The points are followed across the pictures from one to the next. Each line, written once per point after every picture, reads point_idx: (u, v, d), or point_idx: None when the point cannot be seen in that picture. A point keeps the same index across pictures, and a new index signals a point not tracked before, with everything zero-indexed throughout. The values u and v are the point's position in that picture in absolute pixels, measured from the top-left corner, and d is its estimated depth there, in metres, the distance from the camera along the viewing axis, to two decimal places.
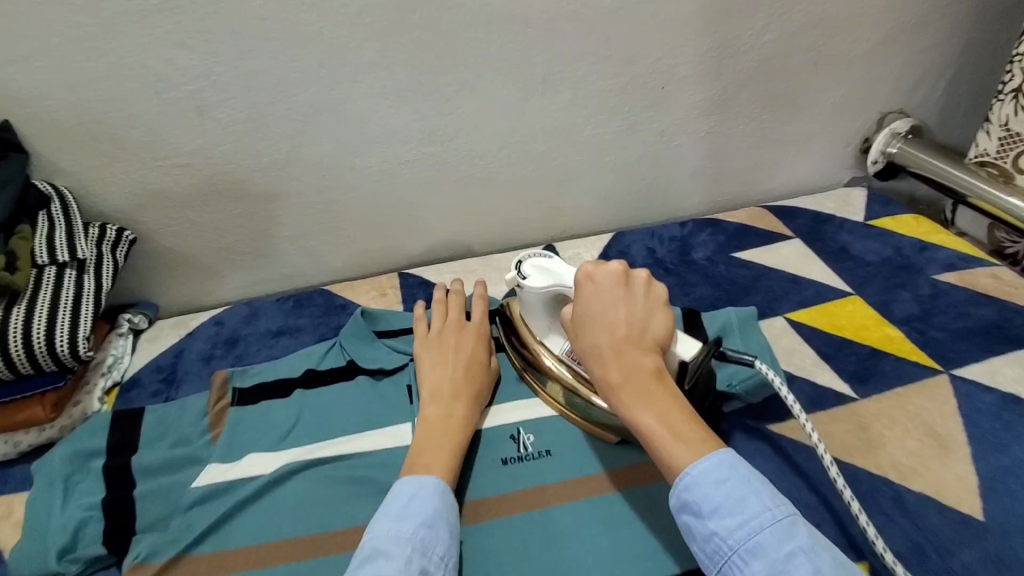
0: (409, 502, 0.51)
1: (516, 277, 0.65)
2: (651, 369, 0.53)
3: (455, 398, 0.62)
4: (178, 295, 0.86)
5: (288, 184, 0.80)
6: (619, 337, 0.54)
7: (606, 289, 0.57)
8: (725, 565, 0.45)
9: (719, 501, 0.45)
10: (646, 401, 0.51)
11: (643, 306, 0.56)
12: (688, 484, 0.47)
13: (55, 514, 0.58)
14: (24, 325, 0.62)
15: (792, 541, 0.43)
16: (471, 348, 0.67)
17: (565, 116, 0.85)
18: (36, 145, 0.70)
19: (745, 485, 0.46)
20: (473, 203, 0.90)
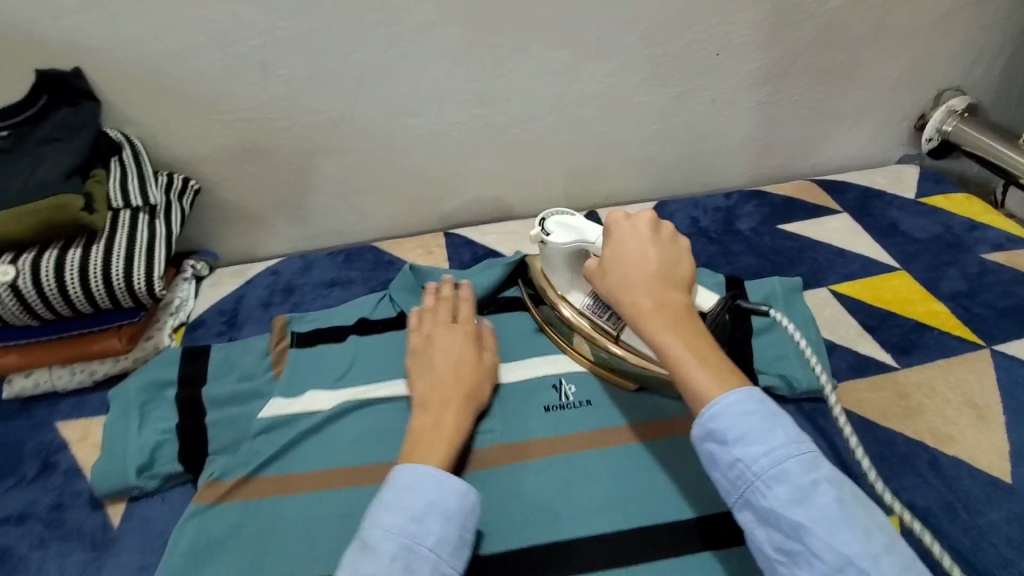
0: (410, 496, 0.48)
1: (539, 234, 0.66)
2: (679, 305, 0.52)
3: (444, 405, 0.58)
4: (236, 246, 0.90)
5: (344, 141, 0.83)
6: (651, 273, 0.53)
7: (635, 230, 0.56)
8: (748, 490, 0.44)
9: (745, 431, 0.44)
10: (677, 331, 0.50)
11: (675, 247, 0.56)
12: (715, 411, 0.45)
13: (133, 436, 0.61)
14: (104, 264, 0.64)
15: (818, 470, 0.43)
16: (461, 348, 0.63)
17: (615, 81, 0.85)
18: (109, 94, 0.73)
19: (771, 418, 0.45)
20: (520, 167, 0.91)
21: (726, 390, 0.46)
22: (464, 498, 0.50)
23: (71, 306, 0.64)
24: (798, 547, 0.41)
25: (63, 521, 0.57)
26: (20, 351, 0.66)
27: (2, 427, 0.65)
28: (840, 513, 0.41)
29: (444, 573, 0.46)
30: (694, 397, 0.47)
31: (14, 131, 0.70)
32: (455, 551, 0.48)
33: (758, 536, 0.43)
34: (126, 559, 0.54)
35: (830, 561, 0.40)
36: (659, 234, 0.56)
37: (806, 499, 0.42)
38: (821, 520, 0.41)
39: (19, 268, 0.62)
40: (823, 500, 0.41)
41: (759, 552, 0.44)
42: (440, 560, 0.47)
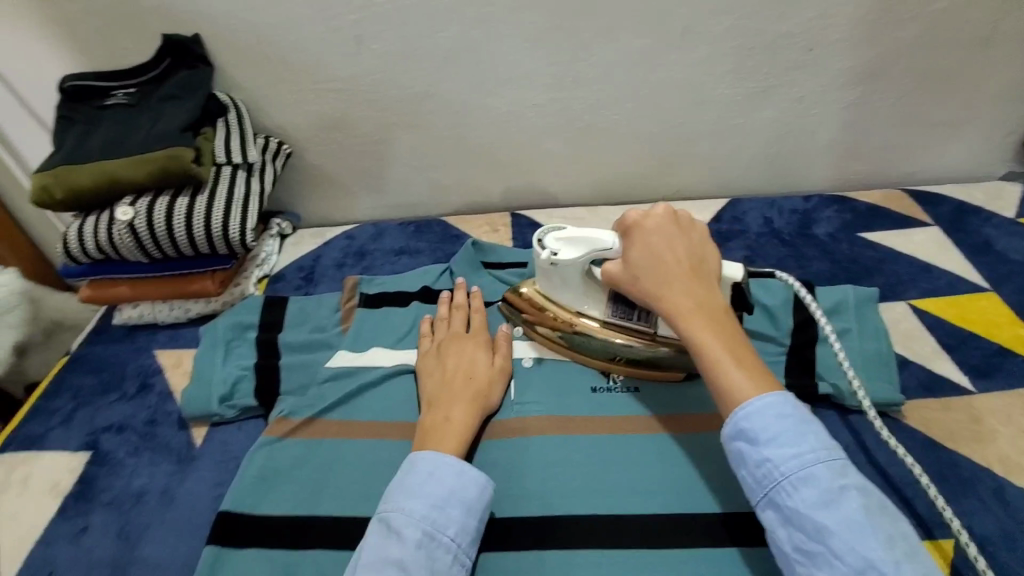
0: (432, 484, 0.50)
1: (547, 256, 0.62)
2: (714, 302, 0.54)
3: (454, 400, 0.58)
4: (317, 208, 0.96)
5: (424, 116, 0.86)
6: (683, 270, 0.55)
7: (662, 228, 0.57)
8: (773, 489, 0.45)
9: (776, 432, 0.45)
10: (714, 329, 0.51)
11: (699, 244, 0.57)
12: (749, 411, 0.47)
13: (218, 368, 0.68)
14: (207, 212, 0.71)
15: (847, 477, 0.43)
16: (475, 352, 0.64)
17: (698, 72, 0.84)
18: (221, 59, 0.79)
19: (804, 423, 0.46)
20: (591, 153, 0.92)
21: (762, 387, 0.48)
22: (484, 491, 0.52)
23: (176, 249, 0.71)
24: (817, 548, 0.42)
25: (156, 435, 0.63)
26: (132, 284, 0.75)
27: (110, 349, 0.73)
28: (865, 520, 0.41)
29: (460, 562, 0.49)
30: (731, 394, 0.48)
31: (139, 89, 0.77)
32: (471, 541, 0.51)
33: (779, 536, 0.44)
34: (203, 476, 0.58)
35: (851, 564, 0.40)
36: (686, 230, 0.58)
37: (833, 504, 0.42)
38: (844, 524, 0.41)
39: (137, 210, 0.70)
40: (849, 505, 0.42)
41: (780, 555, 0.44)
42: (456, 549, 0.49)
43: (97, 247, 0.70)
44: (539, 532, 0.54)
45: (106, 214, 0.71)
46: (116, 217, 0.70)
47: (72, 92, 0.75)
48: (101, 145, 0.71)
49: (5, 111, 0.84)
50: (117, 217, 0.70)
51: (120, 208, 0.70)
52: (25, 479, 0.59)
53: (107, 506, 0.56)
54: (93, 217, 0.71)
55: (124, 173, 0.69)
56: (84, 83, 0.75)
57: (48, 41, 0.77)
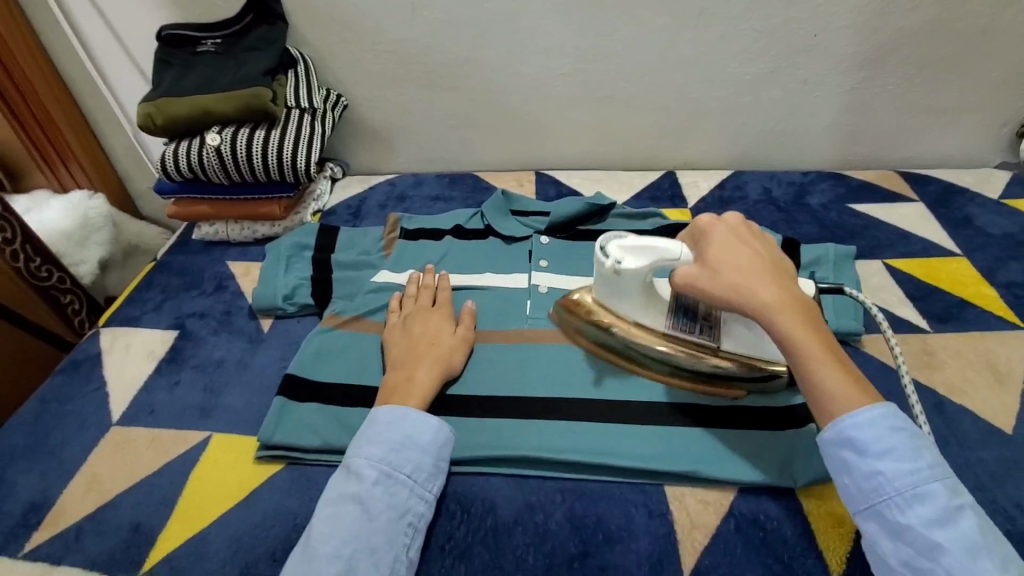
0: (391, 432, 0.56)
1: (613, 262, 0.62)
2: (802, 306, 0.54)
3: (418, 362, 0.64)
4: (365, 159, 1.09)
5: (466, 79, 0.98)
6: (770, 277, 0.55)
7: (740, 231, 0.59)
8: (881, 501, 0.46)
9: (889, 446, 0.47)
10: (811, 333, 0.52)
11: (774, 252, 0.58)
12: (860, 423, 0.48)
13: (281, 276, 0.80)
14: (279, 144, 0.84)
15: (959, 497, 0.45)
16: (439, 324, 0.69)
17: (713, 50, 0.93)
18: (295, 19, 0.91)
19: (915, 440, 0.47)
20: (612, 121, 1.02)
21: (869, 398, 0.49)
22: (439, 434, 0.58)
23: (252, 174, 0.84)
24: (929, 564, 0.43)
25: (232, 321, 0.76)
26: (212, 203, 0.87)
27: (191, 258, 0.87)
28: (980, 540, 0.43)
29: (420, 497, 0.55)
30: (842, 396, 0.49)
31: (225, 40, 0.89)
32: (430, 478, 0.56)
33: (883, 547, 0.46)
34: (271, 353, 0.71)
35: None
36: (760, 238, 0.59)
37: (947, 521, 0.44)
38: (960, 543, 0.42)
39: (223, 137, 0.83)
40: (964, 524, 0.43)
41: (881, 564, 0.46)
42: (415, 485, 0.55)
43: (188, 167, 0.84)
44: (542, 407, 0.64)
45: (197, 140, 0.84)
46: (205, 143, 0.83)
47: (169, 39, 0.88)
48: (196, 84, 0.84)
49: (107, 57, 0.98)
50: (206, 142, 0.83)
51: (209, 135, 0.83)
52: (127, 346, 0.73)
53: (194, 368, 0.69)
54: (185, 141, 0.84)
55: (215, 106, 0.82)
56: (180, 32, 0.88)
57: None
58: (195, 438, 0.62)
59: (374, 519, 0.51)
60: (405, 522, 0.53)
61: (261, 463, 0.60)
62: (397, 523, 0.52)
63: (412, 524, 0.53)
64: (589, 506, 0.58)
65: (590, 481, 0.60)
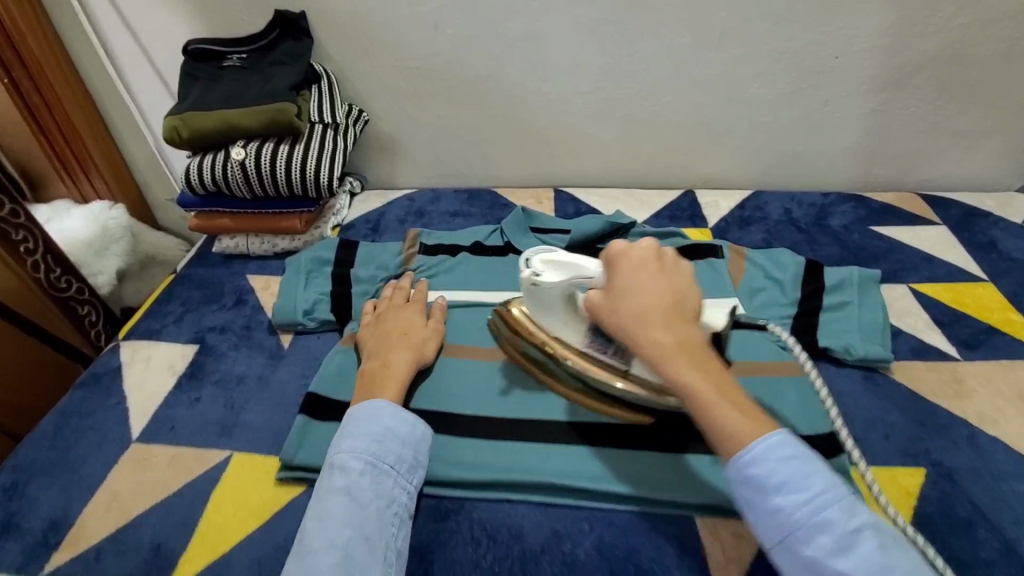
0: (370, 424, 0.57)
1: (530, 276, 0.62)
2: (694, 339, 0.52)
3: (392, 351, 0.66)
4: (383, 173, 1.08)
5: (485, 96, 0.98)
6: (667, 308, 0.52)
7: (647, 261, 0.55)
8: (787, 538, 0.44)
9: (786, 477, 0.45)
10: (700, 369, 0.50)
11: (681, 278, 0.55)
12: (755, 458, 0.46)
13: (300, 290, 0.80)
14: (303, 159, 0.84)
15: (859, 517, 0.44)
16: (412, 317, 0.71)
17: (734, 71, 0.93)
18: (318, 34, 0.92)
19: (809, 463, 0.46)
20: (632, 139, 1.02)
21: (760, 432, 0.47)
22: (415, 427, 0.60)
23: (275, 189, 0.84)
24: None
25: (252, 336, 0.75)
26: (233, 217, 0.88)
27: (211, 271, 0.87)
28: (885, 565, 0.41)
29: (404, 486, 0.56)
30: (729, 439, 0.48)
31: (250, 55, 0.90)
32: (411, 469, 0.58)
33: None
34: (292, 369, 0.71)
35: None
36: (668, 264, 0.55)
37: (849, 550, 0.42)
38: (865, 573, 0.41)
39: (248, 152, 0.83)
40: (865, 550, 0.42)
41: None
42: (397, 474, 0.56)
43: (212, 181, 0.84)
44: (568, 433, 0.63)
45: (221, 153, 0.84)
46: (230, 157, 0.83)
47: (196, 53, 0.89)
48: (221, 98, 0.85)
49: (132, 70, 0.99)
50: (231, 156, 0.83)
51: (234, 149, 0.83)
52: (147, 359, 0.72)
53: (215, 384, 0.69)
54: (210, 155, 0.85)
55: (240, 121, 0.82)
56: (207, 46, 0.89)
57: (179, 9, 0.92)
58: (216, 458, 0.61)
59: (365, 506, 0.52)
60: (392, 510, 0.54)
61: (281, 484, 0.59)
62: (385, 511, 0.53)
63: (399, 514, 0.54)
64: (618, 536, 0.57)
65: (616, 509, 0.59)
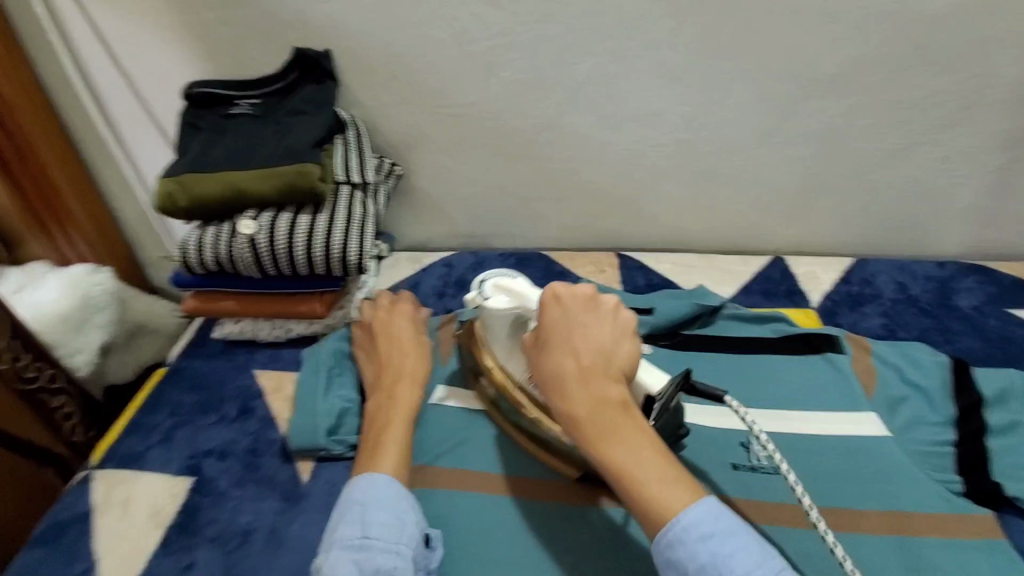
0: (347, 500, 0.49)
1: (477, 298, 0.59)
2: (614, 400, 0.45)
3: (392, 382, 0.60)
4: (414, 232, 0.93)
5: (540, 150, 0.82)
6: (585, 367, 0.47)
7: (576, 311, 0.49)
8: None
9: (706, 560, 0.39)
10: (614, 436, 0.44)
11: (613, 331, 0.49)
12: (671, 539, 0.40)
13: (320, 398, 0.62)
14: (328, 232, 0.68)
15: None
16: (405, 329, 0.64)
17: (842, 123, 0.77)
18: (346, 75, 0.77)
19: (731, 537, 0.40)
20: (711, 199, 0.85)
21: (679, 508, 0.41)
22: (395, 488, 0.50)
23: (293, 267, 0.69)
24: None
25: (260, 466, 0.59)
26: (239, 299, 0.72)
27: (209, 364, 0.71)
28: None
29: (395, 552, 0.45)
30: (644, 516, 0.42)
31: (263, 100, 0.75)
32: (401, 531, 0.47)
33: None
34: (312, 519, 0.54)
35: None
36: (603, 314, 0.49)
37: None
38: None
39: (260, 225, 0.68)
40: None
41: None
42: (384, 541, 0.46)
43: (215, 259, 0.68)
44: None
45: (227, 226, 0.69)
46: (237, 231, 0.68)
47: (198, 98, 0.74)
48: (228, 156, 0.69)
49: (125, 113, 0.85)
50: (239, 230, 0.68)
51: (243, 221, 0.68)
52: (126, 502, 0.58)
53: (213, 543, 0.54)
54: (212, 227, 0.69)
55: (250, 186, 0.67)
56: (211, 90, 0.74)
57: (179, 47, 0.77)
58: None
59: None
60: None
61: None
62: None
63: None
64: None
65: None
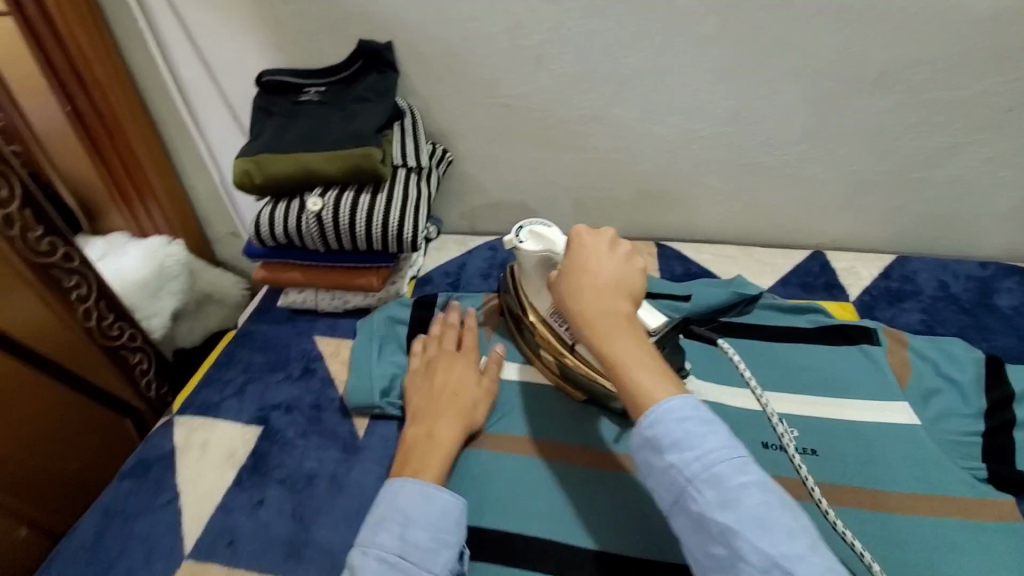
0: (387, 507, 0.51)
1: (513, 240, 0.64)
2: (621, 313, 0.50)
3: (439, 417, 0.59)
4: (462, 216, 0.98)
5: (586, 139, 0.85)
6: (599, 283, 0.52)
7: (595, 242, 0.55)
8: (680, 495, 0.43)
9: (680, 436, 0.44)
10: (617, 338, 0.49)
11: (626, 260, 0.54)
12: (652, 419, 0.45)
13: (374, 361, 0.67)
14: (386, 210, 0.73)
15: (749, 475, 0.42)
16: (462, 370, 0.64)
17: (887, 120, 0.78)
18: (405, 66, 0.82)
19: (706, 422, 0.44)
20: (752, 192, 0.87)
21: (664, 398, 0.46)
22: (432, 507, 0.51)
23: (353, 243, 0.74)
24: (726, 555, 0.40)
25: (321, 420, 0.65)
26: (303, 271, 0.79)
27: (275, 329, 0.78)
28: (779, 517, 0.40)
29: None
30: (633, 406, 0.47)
31: (329, 88, 0.81)
32: (430, 553, 0.49)
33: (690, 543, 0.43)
34: (367, 469, 0.60)
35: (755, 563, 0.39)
36: (619, 246, 0.55)
37: (736, 503, 0.41)
38: (749, 523, 0.40)
39: (325, 202, 0.74)
40: (750, 502, 0.41)
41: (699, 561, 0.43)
42: (413, 563, 0.48)
43: (284, 233, 0.75)
44: None
45: (296, 203, 0.75)
46: (305, 207, 0.74)
47: (271, 85, 0.81)
48: (299, 139, 0.75)
49: (201, 99, 0.92)
50: (307, 207, 0.74)
51: (311, 198, 0.74)
52: (204, 444, 0.64)
53: (281, 484, 0.60)
54: (283, 203, 0.76)
55: (319, 167, 0.73)
56: (284, 78, 0.80)
57: (255, 37, 0.84)
58: None
59: None
60: None
61: None
62: None
63: None
64: None
65: None
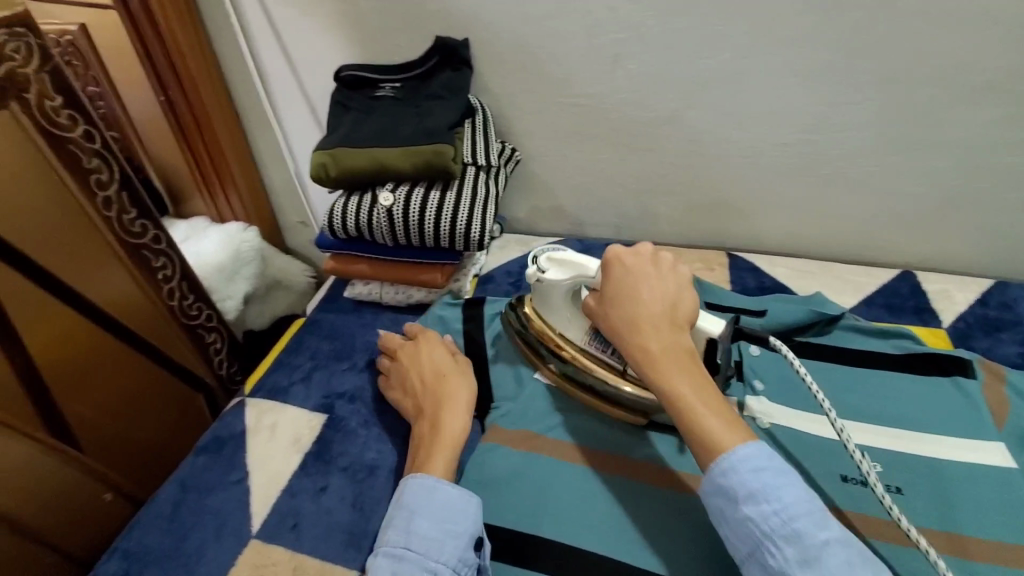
0: (398, 506, 0.54)
1: (535, 271, 0.65)
2: (682, 347, 0.50)
3: (437, 407, 0.61)
4: (526, 216, 0.97)
5: (659, 143, 0.83)
6: (656, 314, 0.51)
7: (640, 267, 0.54)
8: (757, 548, 0.42)
9: (756, 488, 0.43)
10: (682, 374, 0.48)
11: (676, 286, 0.54)
12: (726, 467, 0.44)
13: None
14: (455, 208, 0.74)
15: (828, 530, 0.41)
16: (432, 354, 0.65)
17: (999, 132, 0.71)
18: (479, 63, 0.82)
19: (782, 473, 0.43)
20: (837, 204, 0.82)
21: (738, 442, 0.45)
22: (436, 501, 0.52)
23: (421, 238, 0.75)
24: None
25: (383, 413, 0.66)
26: (370, 264, 0.80)
27: (342, 319, 0.80)
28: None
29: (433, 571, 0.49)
30: (704, 448, 0.46)
31: (404, 84, 0.82)
32: (439, 545, 0.50)
33: None
34: None
35: None
36: (665, 269, 0.54)
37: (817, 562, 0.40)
38: None
39: (396, 197, 0.75)
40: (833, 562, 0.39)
41: None
42: (424, 558, 0.50)
43: (355, 225, 0.76)
44: None
45: (368, 196, 0.76)
46: (377, 202, 0.75)
47: (349, 80, 0.83)
48: (373, 134, 0.77)
49: (281, 91, 0.95)
50: (378, 201, 0.75)
51: (382, 193, 0.75)
52: (272, 426, 0.67)
53: (343, 472, 0.61)
54: (355, 196, 0.77)
55: (391, 162, 0.74)
56: (362, 74, 0.82)
57: (335, 32, 0.86)
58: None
59: None
60: None
61: None
62: None
63: None
64: None
65: None
